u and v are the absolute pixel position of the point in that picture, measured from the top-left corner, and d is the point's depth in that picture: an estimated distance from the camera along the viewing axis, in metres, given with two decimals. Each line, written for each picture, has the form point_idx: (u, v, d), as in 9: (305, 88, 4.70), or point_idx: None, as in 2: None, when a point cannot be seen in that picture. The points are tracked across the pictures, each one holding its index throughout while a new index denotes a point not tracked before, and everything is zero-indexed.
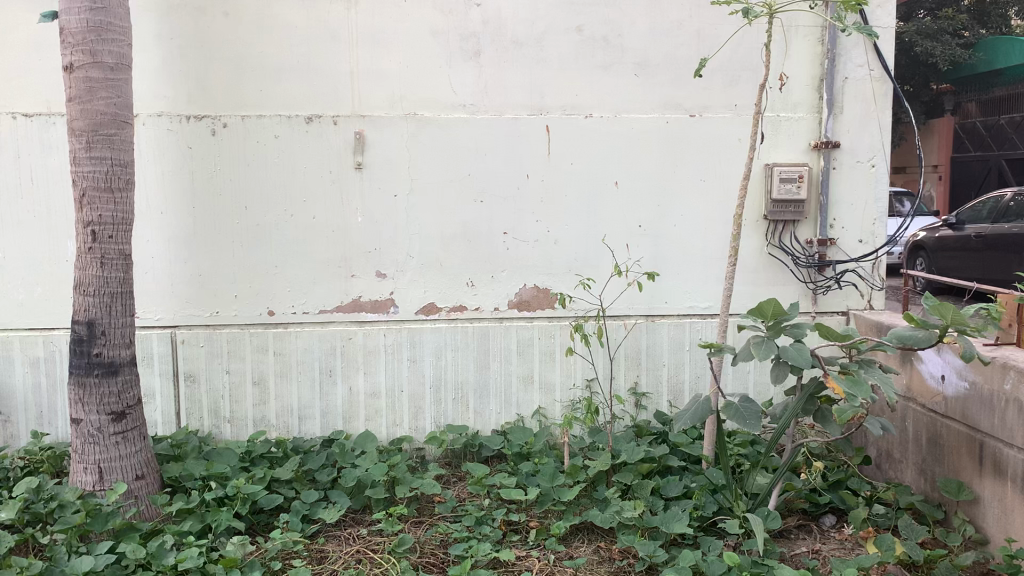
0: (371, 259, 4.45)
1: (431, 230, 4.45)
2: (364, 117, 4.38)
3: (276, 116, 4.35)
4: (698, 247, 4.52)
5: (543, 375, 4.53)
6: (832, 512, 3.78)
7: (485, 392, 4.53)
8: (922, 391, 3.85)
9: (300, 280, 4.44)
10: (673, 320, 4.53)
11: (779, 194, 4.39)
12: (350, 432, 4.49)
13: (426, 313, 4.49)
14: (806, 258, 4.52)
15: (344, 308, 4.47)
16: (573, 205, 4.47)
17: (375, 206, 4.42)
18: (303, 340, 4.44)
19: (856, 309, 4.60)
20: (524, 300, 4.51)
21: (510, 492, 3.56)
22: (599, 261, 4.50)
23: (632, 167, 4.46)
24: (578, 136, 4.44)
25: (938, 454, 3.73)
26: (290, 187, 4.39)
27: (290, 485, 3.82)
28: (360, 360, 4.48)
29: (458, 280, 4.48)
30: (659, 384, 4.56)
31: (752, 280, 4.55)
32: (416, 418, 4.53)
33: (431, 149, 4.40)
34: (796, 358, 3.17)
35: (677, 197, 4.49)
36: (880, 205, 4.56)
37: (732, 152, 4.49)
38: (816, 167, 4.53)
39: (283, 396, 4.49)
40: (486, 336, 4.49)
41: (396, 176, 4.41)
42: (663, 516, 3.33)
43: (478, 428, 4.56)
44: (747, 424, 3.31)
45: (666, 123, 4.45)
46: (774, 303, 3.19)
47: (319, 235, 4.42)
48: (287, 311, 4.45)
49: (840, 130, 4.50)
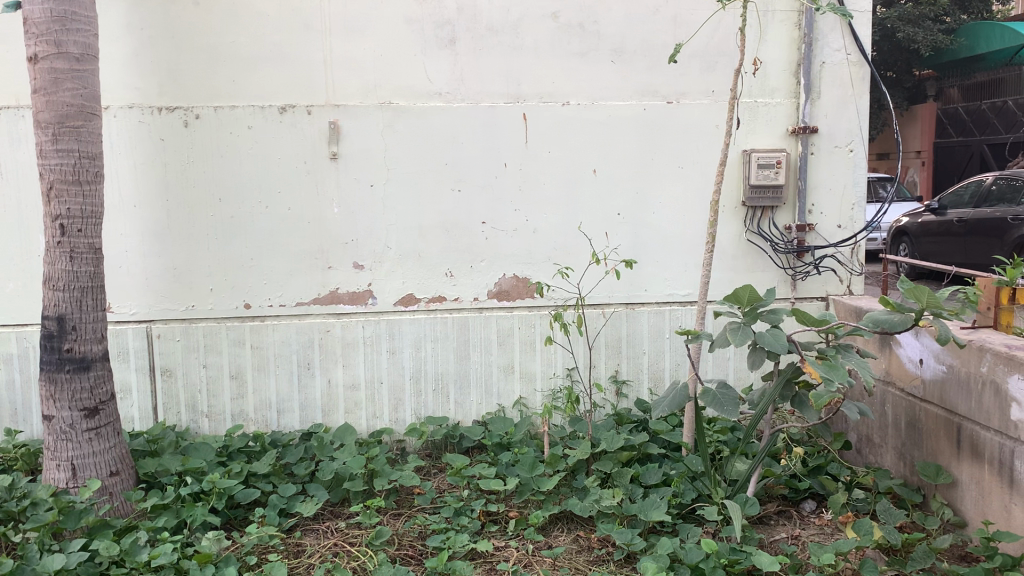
0: (348, 250, 4.41)
1: (409, 220, 4.41)
2: (338, 107, 4.33)
3: (249, 107, 4.30)
4: (677, 234, 4.50)
5: (523, 365, 4.51)
6: (812, 498, 3.78)
7: (465, 383, 4.51)
8: (900, 376, 3.85)
9: (276, 272, 4.39)
10: (653, 308, 4.52)
11: (757, 180, 4.37)
12: (329, 425, 4.46)
13: (405, 304, 4.46)
14: (785, 244, 4.51)
15: (321, 300, 4.43)
16: (551, 194, 4.44)
17: (351, 197, 4.38)
18: (280, 332, 4.40)
19: (835, 294, 4.60)
20: (503, 290, 4.48)
21: (488, 483, 3.54)
22: (578, 250, 4.48)
23: (609, 154, 4.44)
24: (555, 124, 4.40)
25: (917, 438, 3.73)
26: (265, 178, 4.34)
27: (267, 479, 3.79)
28: (338, 353, 4.44)
29: (436, 270, 4.45)
30: (639, 373, 4.54)
31: (732, 267, 4.53)
32: (396, 410, 4.50)
33: (407, 139, 4.36)
34: (773, 343, 3.16)
35: (655, 184, 4.47)
36: (858, 190, 4.55)
37: (710, 138, 4.46)
38: (794, 152, 4.51)
39: (261, 389, 4.45)
40: (465, 326, 4.46)
41: (372, 166, 4.37)
42: (642, 504, 3.31)
43: (459, 419, 4.53)
44: (725, 410, 3.30)
45: (643, 110, 4.43)
46: (750, 289, 3.17)
47: (295, 227, 4.38)
48: (263, 304, 4.41)
49: (818, 115, 4.49)
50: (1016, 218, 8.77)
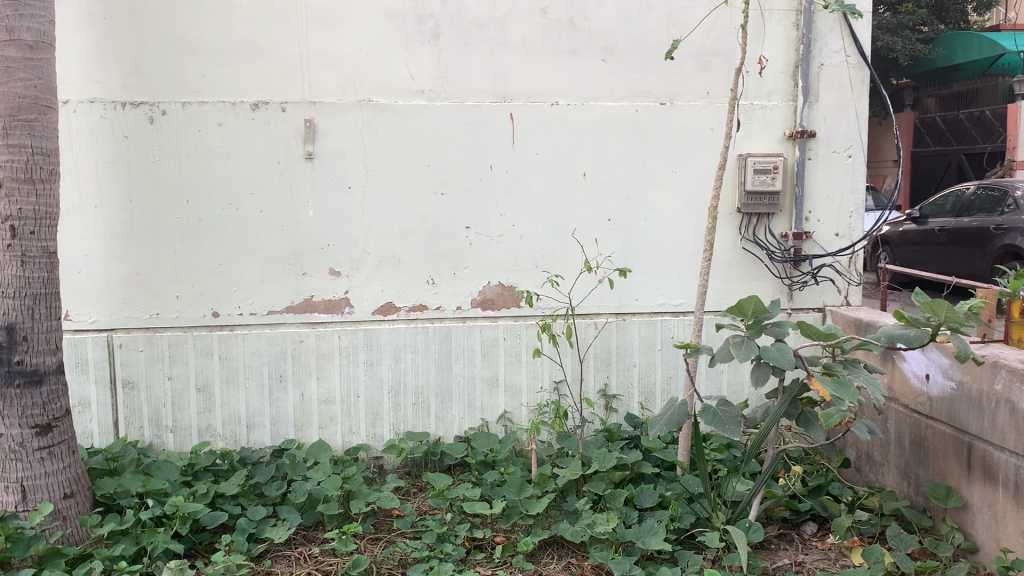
0: (324, 256, 4.17)
1: (389, 225, 4.18)
2: (314, 104, 4.09)
3: (220, 103, 4.05)
4: (670, 241, 4.31)
5: (508, 377, 4.29)
6: (813, 520, 3.60)
7: (447, 396, 4.27)
8: (905, 391, 3.68)
9: (247, 278, 4.14)
10: (645, 318, 4.32)
11: (753, 185, 4.19)
12: (302, 441, 4.21)
13: (384, 314, 4.22)
14: (782, 253, 4.33)
15: (295, 308, 4.18)
16: (540, 198, 4.23)
17: (328, 200, 4.14)
18: (251, 343, 4.15)
19: (833, 305, 4.42)
20: (487, 298, 4.26)
21: (473, 506, 3.31)
22: (566, 257, 4.27)
23: (600, 157, 4.24)
24: (543, 124, 4.20)
25: (922, 457, 3.56)
26: (236, 179, 4.09)
27: (236, 501, 3.54)
28: (312, 364, 4.20)
29: (417, 277, 4.22)
30: (630, 386, 4.34)
31: (727, 276, 4.34)
32: (373, 426, 4.26)
33: (387, 138, 4.13)
34: (778, 359, 2.97)
35: (647, 188, 4.28)
36: (857, 197, 4.39)
37: (705, 142, 4.28)
38: (791, 157, 4.34)
39: (230, 403, 4.19)
40: (448, 337, 4.23)
41: (350, 167, 4.13)
42: (638, 529, 3.12)
43: (440, 435, 4.30)
44: (726, 429, 3.10)
45: (635, 111, 4.23)
46: (754, 301, 2.98)
47: (269, 231, 4.13)
48: (233, 312, 4.15)
49: (816, 119, 4.32)
50: (998, 227, 8.69)
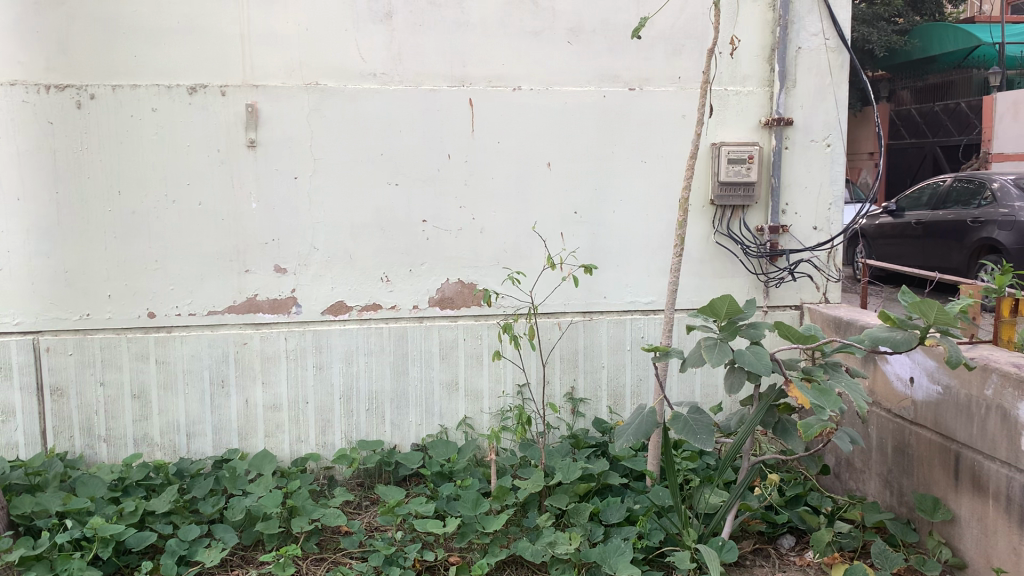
0: (269, 252, 3.88)
1: (339, 218, 3.89)
2: (257, 87, 3.79)
3: (153, 86, 3.74)
4: (640, 236, 4.06)
5: (468, 381, 4.02)
6: (791, 532, 3.38)
7: (404, 402, 4.00)
8: (887, 395, 3.46)
9: (186, 276, 3.84)
10: (613, 318, 4.07)
11: (728, 176, 3.95)
12: (246, 451, 3.92)
13: (334, 314, 3.94)
14: (757, 247, 4.09)
15: (238, 308, 3.88)
16: (501, 190, 3.97)
17: (273, 191, 3.85)
18: (190, 346, 3.85)
19: (811, 302, 4.19)
20: (446, 297, 3.99)
21: (424, 524, 3.04)
22: (530, 252, 4.01)
23: (565, 146, 3.98)
24: (504, 110, 3.93)
25: (906, 465, 3.34)
26: (172, 169, 3.78)
27: (167, 519, 3.24)
28: (257, 368, 3.91)
29: (370, 275, 3.94)
30: (597, 390, 4.09)
31: (701, 272, 4.10)
32: (323, 433, 3.98)
33: (336, 125, 3.84)
34: (754, 364, 2.73)
35: (615, 179, 4.02)
36: (836, 188, 4.16)
37: (676, 130, 4.03)
38: (767, 146, 4.10)
39: (168, 410, 3.89)
40: (404, 338, 3.96)
41: (297, 156, 3.84)
42: (604, 548, 2.87)
43: (396, 443, 4.03)
44: (697, 440, 2.86)
45: (603, 97, 3.97)
46: (728, 301, 2.73)
47: (208, 225, 3.83)
48: (170, 313, 3.85)
49: (793, 105, 4.08)
50: (975, 220, 8.55)
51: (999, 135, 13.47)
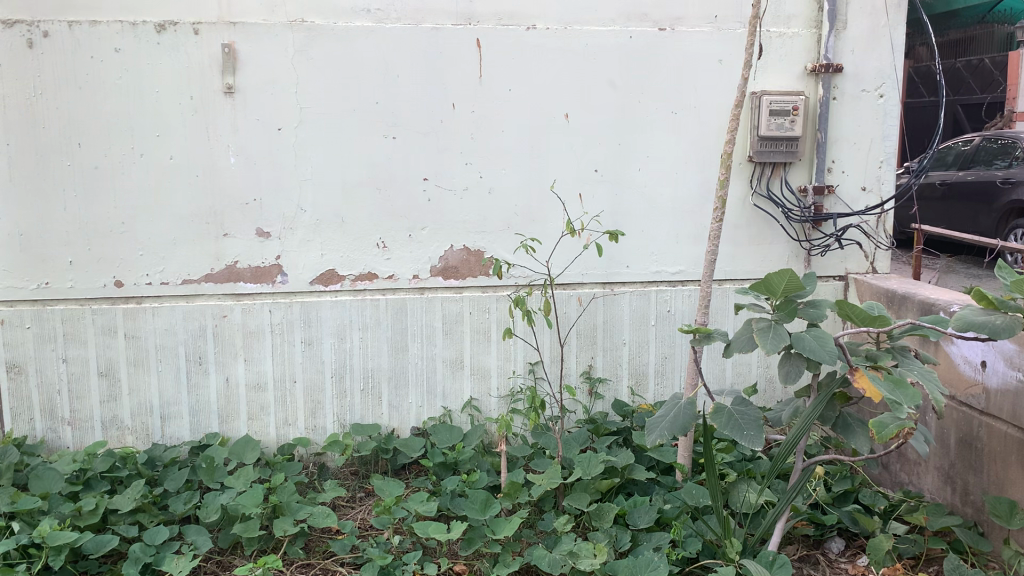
0: (250, 213, 3.43)
1: (328, 175, 3.44)
2: (234, 25, 3.31)
3: (115, 22, 3.26)
4: (668, 197, 3.61)
5: (475, 359, 3.61)
6: (840, 535, 3.00)
7: (403, 381, 3.59)
8: (952, 380, 3.04)
9: (157, 240, 3.40)
10: (637, 289, 3.64)
11: (768, 129, 3.50)
12: (227, 436, 3.52)
13: (324, 284, 3.50)
14: (800, 211, 3.64)
15: (215, 277, 3.45)
16: (512, 144, 3.51)
17: (254, 144, 3.39)
18: (163, 319, 3.43)
19: (857, 273, 3.75)
20: (450, 266, 3.55)
21: (426, 529, 2.65)
22: (544, 216, 3.56)
23: (586, 95, 3.51)
24: (517, 53, 3.45)
25: (973, 461, 2.93)
26: (138, 118, 3.32)
27: (133, 518, 2.86)
28: (238, 345, 3.49)
29: (365, 240, 3.50)
30: (618, 369, 3.68)
31: (735, 238, 3.66)
32: (313, 417, 3.57)
33: (325, 69, 3.38)
34: (816, 352, 2.30)
35: (641, 132, 3.56)
36: (889, 144, 3.70)
37: (711, 77, 3.56)
38: (812, 96, 3.64)
39: (140, 390, 3.48)
40: (403, 311, 3.54)
41: (281, 104, 3.38)
42: (633, 562, 2.48)
43: (394, 427, 3.62)
44: (744, 438, 2.45)
45: (629, 38, 3.50)
46: (787, 277, 2.30)
47: (181, 182, 3.38)
48: (140, 282, 3.42)
49: (843, 49, 3.61)
50: (1005, 181, 8.06)
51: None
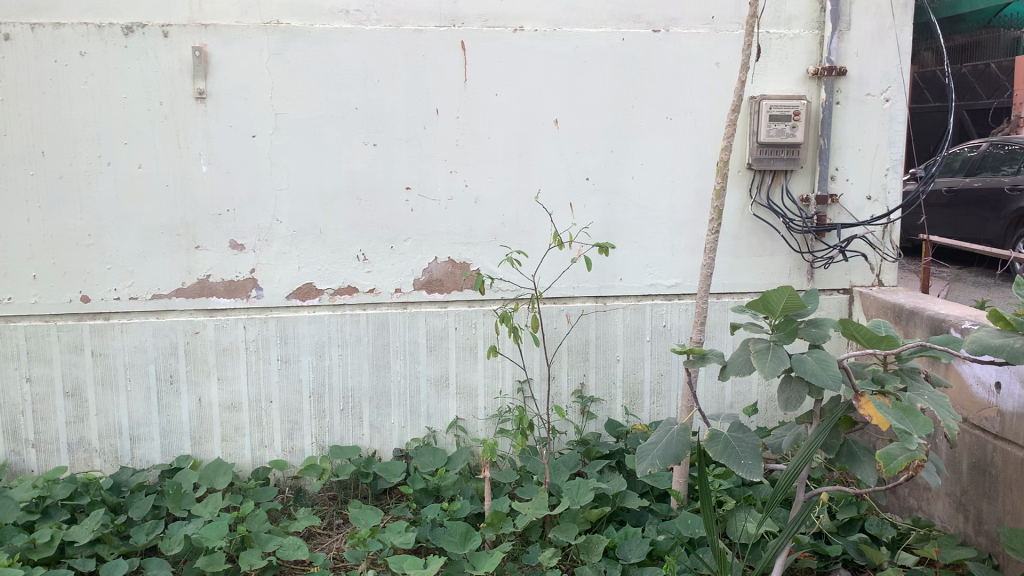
0: (223, 225, 3.27)
1: (305, 185, 3.28)
2: (205, 27, 3.15)
3: (80, 25, 3.10)
4: (663, 207, 3.44)
5: (461, 377, 3.43)
6: (846, 567, 2.81)
7: (385, 401, 3.42)
8: (964, 402, 2.86)
9: (126, 253, 3.24)
10: (630, 303, 3.46)
11: (768, 135, 3.33)
12: (199, 458, 3.34)
13: (301, 298, 3.34)
14: (802, 220, 3.47)
15: (187, 292, 3.28)
16: (499, 152, 3.34)
17: (227, 152, 3.23)
18: (132, 335, 3.26)
19: (863, 286, 3.58)
20: (434, 279, 3.38)
21: (401, 564, 2.47)
22: (533, 227, 3.39)
23: (577, 100, 3.35)
24: (504, 56, 3.29)
25: (988, 488, 2.74)
26: (105, 125, 3.16)
27: (91, 550, 2.70)
28: (211, 362, 3.32)
29: (344, 252, 3.33)
30: (611, 388, 3.50)
31: (734, 250, 3.48)
32: (291, 438, 3.40)
33: (302, 73, 3.21)
34: (818, 377, 2.12)
35: (635, 139, 3.39)
36: (895, 150, 3.52)
37: (708, 80, 3.39)
38: (815, 101, 3.46)
39: (108, 410, 3.31)
40: (385, 327, 3.37)
41: (255, 110, 3.22)
42: None
43: (376, 449, 3.44)
44: (741, 467, 2.27)
45: (621, 40, 3.33)
46: (787, 295, 2.12)
47: (151, 193, 3.22)
48: (107, 296, 3.25)
49: (847, 52, 3.43)
50: (1014, 188, 7.86)
51: None
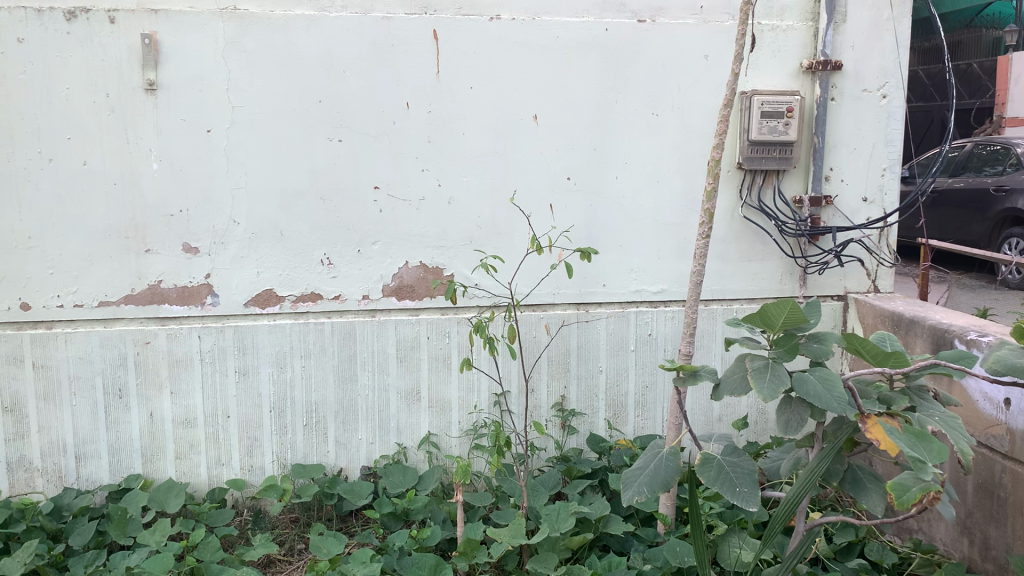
0: (176, 226, 3.03)
1: (265, 183, 3.05)
2: (155, 12, 2.91)
3: (18, 9, 2.85)
4: (648, 209, 3.24)
5: (434, 389, 3.21)
6: None
7: (351, 416, 3.19)
8: (971, 419, 2.68)
9: (69, 256, 2.99)
10: (614, 311, 3.26)
11: (760, 132, 3.14)
12: (151, 478, 3.10)
13: (260, 306, 3.10)
14: (795, 223, 3.28)
15: (137, 299, 3.04)
16: (474, 149, 3.13)
17: (180, 148, 2.99)
18: (76, 346, 3.01)
19: (858, 292, 3.39)
20: (404, 285, 3.16)
21: None
22: (510, 229, 3.18)
23: (557, 94, 3.14)
24: (479, 47, 3.07)
25: (996, 512, 2.55)
26: (46, 118, 2.91)
27: None
28: (163, 375, 3.07)
29: (307, 256, 3.10)
30: (594, 401, 3.29)
31: (723, 254, 3.29)
32: (251, 455, 3.17)
33: (261, 63, 2.98)
34: (822, 399, 1.92)
35: (618, 136, 3.19)
36: (892, 149, 3.34)
37: (695, 74, 3.19)
38: (808, 97, 3.27)
39: (50, 427, 3.04)
40: (352, 336, 3.14)
41: (210, 102, 2.98)
42: None
43: (342, 467, 3.22)
44: (736, 496, 2.08)
45: (604, 31, 3.12)
46: (788, 308, 1.92)
47: (97, 191, 2.97)
48: (49, 303, 2.99)
49: (842, 44, 3.25)
50: (999, 189, 7.72)
51: (1012, 99, 12.41)
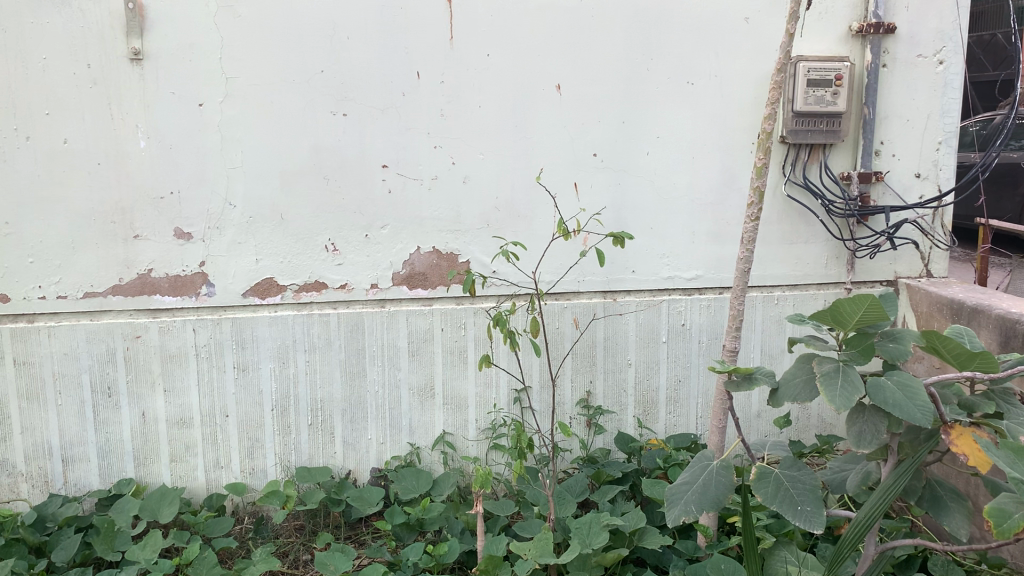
0: (167, 210, 2.77)
1: (263, 162, 2.78)
2: None
3: None
4: (681, 187, 2.96)
5: (449, 385, 2.96)
6: None
7: (360, 414, 2.94)
8: None
9: (51, 243, 2.73)
10: (644, 300, 2.99)
11: (805, 103, 2.86)
12: (144, 483, 2.86)
13: (260, 296, 2.85)
14: (843, 203, 3.00)
15: (126, 289, 2.79)
16: (491, 123, 2.85)
17: (169, 123, 2.73)
18: (60, 341, 2.76)
19: (910, 277, 3.11)
20: (416, 273, 2.90)
21: None
22: (531, 211, 2.91)
23: (582, 61, 2.85)
24: (497, 9, 2.79)
25: None
26: (22, 92, 2.65)
27: None
28: (156, 371, 2.83)
29: (309, 242, 2.84)
30: (622, 396, 3.03)
31: (763, 236, 3.01)
32: (251, 457, 2.92)
33: (256, 30, 2.70)
34: (902, 407, 1.66)
35: (649, 107, 2.90)
36: (949, 120, 3.04)
37: (734, 39, 2.90)
38: (858, 64, 2.98)
39: (34, 429, 2.80)
40: (360, 329, 2.89)
41: (202, 74, 2.71)
42: None
43: (351, 470, 2.98)
44: (798, 516, 1.82)
45: None
46: (863, 304, 1.66)
47: (80, 171, 2.71)
48: (30, 295, 2.74)
49: (896, 4, 2.94)
50: None
51: None
